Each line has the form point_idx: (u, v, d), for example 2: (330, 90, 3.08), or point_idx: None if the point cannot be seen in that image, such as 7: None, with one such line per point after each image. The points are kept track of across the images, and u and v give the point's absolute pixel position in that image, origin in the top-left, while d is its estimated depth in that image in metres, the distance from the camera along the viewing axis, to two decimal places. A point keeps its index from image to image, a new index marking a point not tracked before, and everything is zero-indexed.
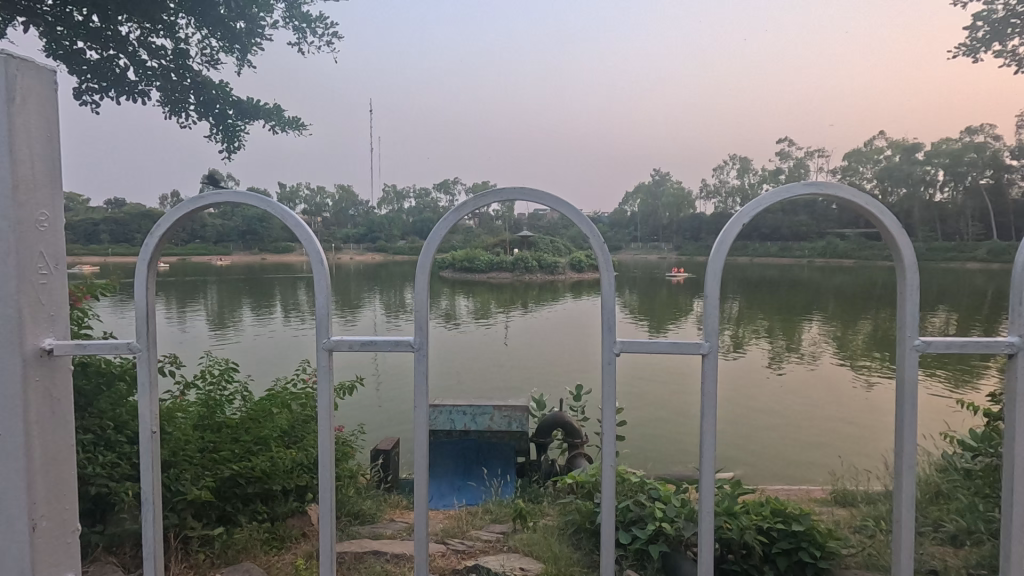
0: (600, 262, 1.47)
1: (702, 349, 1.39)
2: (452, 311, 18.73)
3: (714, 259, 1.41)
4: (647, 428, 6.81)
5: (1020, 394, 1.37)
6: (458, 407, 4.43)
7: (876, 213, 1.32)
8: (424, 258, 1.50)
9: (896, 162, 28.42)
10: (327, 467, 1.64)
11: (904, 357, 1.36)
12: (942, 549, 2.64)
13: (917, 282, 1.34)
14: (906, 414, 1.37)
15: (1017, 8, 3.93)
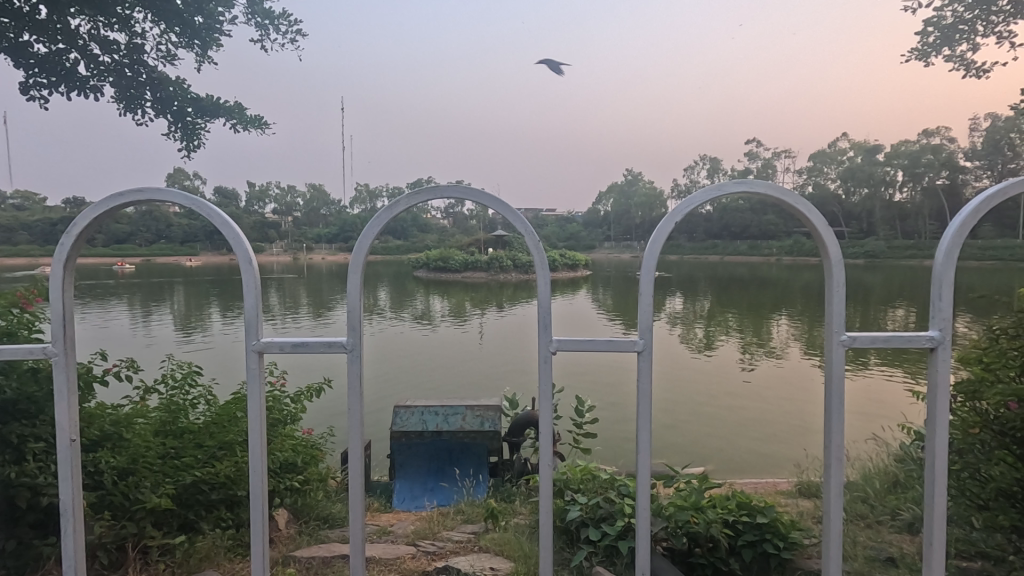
0: (535, 259, 1.51)
1: (636, 347, 1.39)
2: (426, 311, 18.52)
3: (647, 256, 1.44)
4: (619, 426, 6.86)
5: (939, 386, 1.42)
6: (430, 408, 4.39)
7: (804, 211, 1.36)
8: (356, 257, 1.51)
9: (859, 163, 29.29)
10: (258, 474, 1.61)
11: (832, 353, 1.40)
12: (899, 537, 2.76)
13: (844, 277, 1.38)
14: (834, 408, 1.41)
15: (965, 15, 4.08)
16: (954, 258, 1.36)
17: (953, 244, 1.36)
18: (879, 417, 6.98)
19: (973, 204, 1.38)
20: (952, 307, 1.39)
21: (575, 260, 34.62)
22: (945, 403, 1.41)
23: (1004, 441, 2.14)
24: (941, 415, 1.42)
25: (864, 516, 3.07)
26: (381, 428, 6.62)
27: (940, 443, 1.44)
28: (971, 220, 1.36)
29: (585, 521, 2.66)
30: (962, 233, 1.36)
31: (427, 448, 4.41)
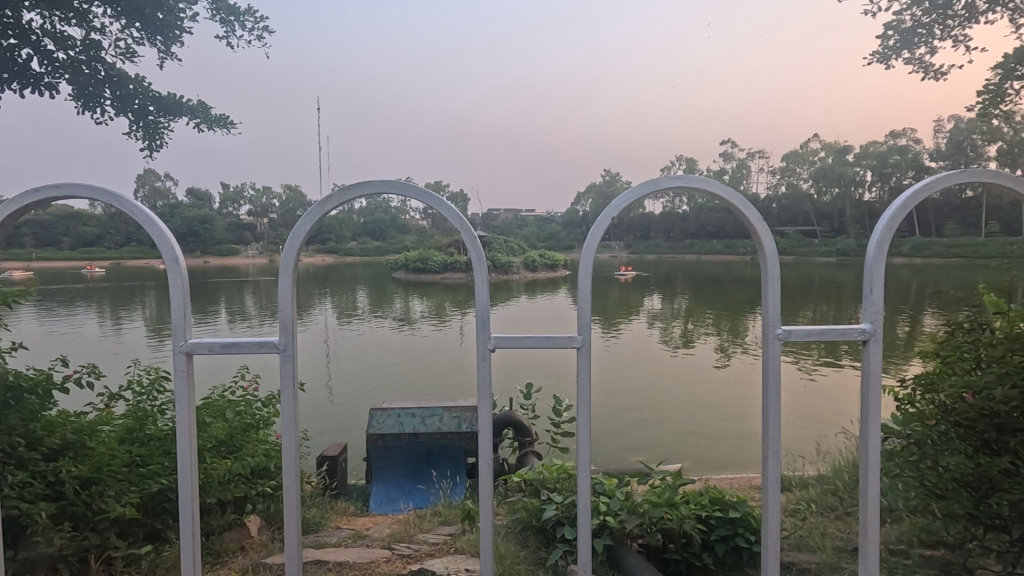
0: (473, 259, 1.53)
1: (575, 343, 1.36)
2: (406, 313, 18.37)
3: (584, 255, 1.50)
4: (597, 425, 6.90)
5: (872, 378, 1.45)
6: (407, 410, 4.36)
7: (739, 206, 1.39)
8: (286, 257, 1.53)
9: (830, 163, 29.94)
10: (186, 477, 1.61)
11: (769, 346, 1.42)
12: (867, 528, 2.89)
13: (778, 271, 1.40)
14: (771, 402, 1.43)
15: (923, 18, 4.20)
16: (884, 252, 1.40)
17: (883, 238, 1.39)
18: (852, 411, 7.13)
19: (901, 200, 1.43)
20: (882, 301, 1.41)
21: (554, 260, 34.76)
22: (878, 395, 1.44)
23: (962, 433, 2.21)
24: (875, 405, 1.45)
25: (834, 508, 3.18)
26: (356, 433, 6.55)
27: (875, 433, 1.47)
28: (900, 215, 1.39)
29: (560, 520, 2.66)
30: (891, 229, 1.39)
31: (403, 450, 4.35)
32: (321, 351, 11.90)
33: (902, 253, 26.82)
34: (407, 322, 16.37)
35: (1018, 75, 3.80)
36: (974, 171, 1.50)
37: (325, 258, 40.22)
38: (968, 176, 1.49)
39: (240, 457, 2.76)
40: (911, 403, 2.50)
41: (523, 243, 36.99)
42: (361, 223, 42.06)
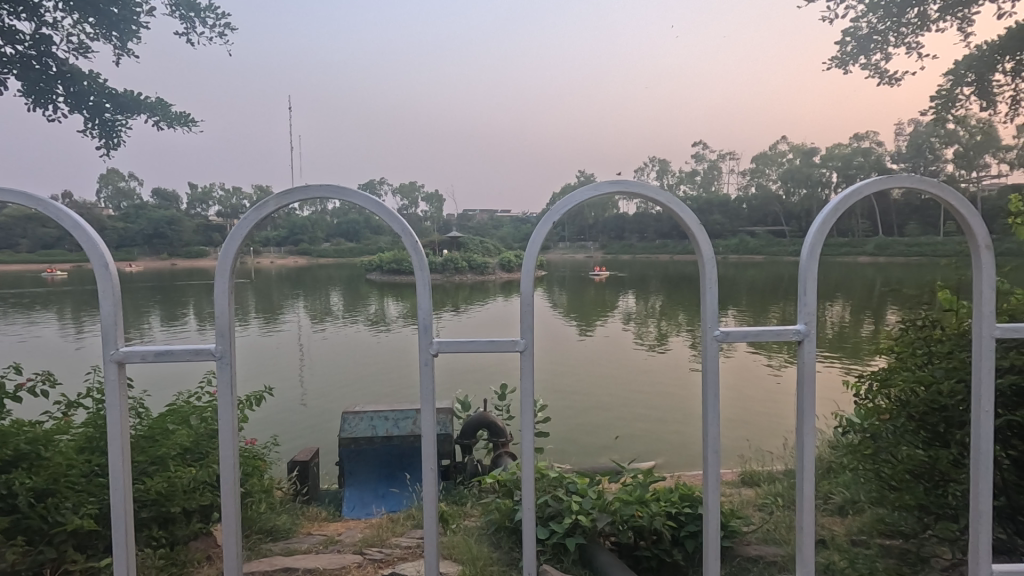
0: (415, 261, 1.51)
1: (518, 347, 1.35)
2: (380, 314, 18.21)
3: (526, 258, 1.49)
4: (571, 425, 6.95)
5: (806, 378, 1.47)
6: (379, 413, 4.32)
7: (676, 211, 1.42)
8: (222, 263, 1.50)
9: (798, 165, 30.71)
10: (120, 488, 1.57)
11: (707, 347, 1.44)
12: (831, 519, 3.13)
13: (716, 274, 1.42)
14: (710, 404, 1.45)
15: (878, 26, 4.34)
16: (816, 255, 1.43)
17: (816, 241, 1.41)
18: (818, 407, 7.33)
19: (833, 204, 1.46)
20: (815, 301, 1.44)
21: None
22: (812, 393, 1.46)
23: (916, 426, 2.29)
24: (809, 404, 1.48)
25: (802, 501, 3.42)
26: (326, 438, 6.45)
27: (809, 430, 1.50)
28: (831, 219, 1.42)
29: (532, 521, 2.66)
30: (821, 232, 1.42)
31: (375, 454, 4.24)
32: (293, 355, 11.70)
33: (867, 252, 27.62)
34: (381, 323, 16.22)
35: (968, 81, 3.95)
36: (906, 176, 1.50)
37: (298, 259, 39.61)
38: (897, 182, 1.46)
39: (206, 465, 2.65)
40: (867, 398, 2.59)
41: (498, 243, 37.09)
42: (334, 223, 41.49)
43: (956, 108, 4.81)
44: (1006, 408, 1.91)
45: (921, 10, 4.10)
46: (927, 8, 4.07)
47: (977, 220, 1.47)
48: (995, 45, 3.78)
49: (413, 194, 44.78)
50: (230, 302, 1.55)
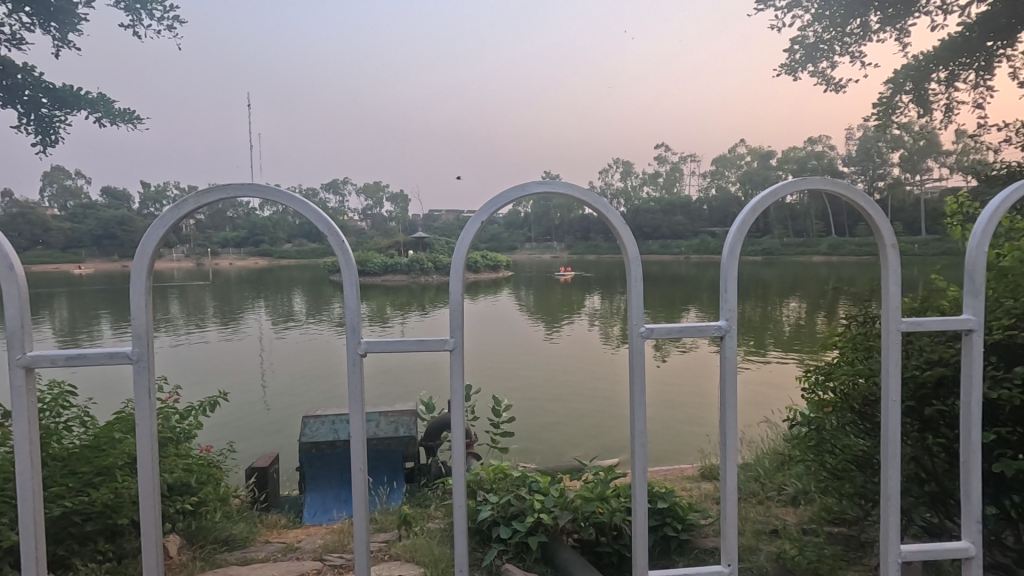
0: (339, 257, 1.38)
1: (447, 345, 1.35)
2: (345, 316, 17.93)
3: (455, 258, 1.44)
4: (537, 424, 7.00)
5: (729, 374, 1.47)
6: (341, 416, 4.26)
7: (602, 210, 1.44)
8: (137, 264, 1.44)
9: (755, 168, 31.68)
10: (30, 499, 1.49)
11: (633, 343, 1.44)
12: (785, 509, 3.30)
13: (641, 272, 1.44)
14: (636, 399, 1.46)
15: (823, 35, 4.52)
16: (738, 252, 1.43)
17: (735, 241, 1.42)
18: (775, 402, 7.58)
19: (752, 204, 1.48)
20: (736, 299, 1.43)
21: (497, 261, 35.10)
22: (735, 389, 1.45)
23: (855, 419, 2.40)
24: (731, 401, 1.46)
25: (757, 493, 3.58)
26: (286, 444, 6.30)
27: (731, 426, 1.49)
28: (750, 219, 1.44)
29: (496, 520, 2.68)
30: (742, 231, 1.44)
31: (336, 458, 4.16)
32: (254, 360, 11.33)
33: (821, 252, 28.63)
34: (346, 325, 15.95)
35: (906, 89, 4.16)
36: (823, 177, 1.54)
37: (259, 260, 38.54)
38: (810, 184, 1.48)
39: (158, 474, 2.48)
40: (812, 392, 2.71)
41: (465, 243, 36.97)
42: (297, 224, 40.59)
43: (897, 115, 5.05)
44: (936, 397, 2.00)
45: (862, 20, 4.28)
46: (868, 18, 4.26)
47: (883, 221, 1.47)
48: (930, 55, 3.99)
49: (378, 194, 44.14)
50: (148, 303, 1.50)
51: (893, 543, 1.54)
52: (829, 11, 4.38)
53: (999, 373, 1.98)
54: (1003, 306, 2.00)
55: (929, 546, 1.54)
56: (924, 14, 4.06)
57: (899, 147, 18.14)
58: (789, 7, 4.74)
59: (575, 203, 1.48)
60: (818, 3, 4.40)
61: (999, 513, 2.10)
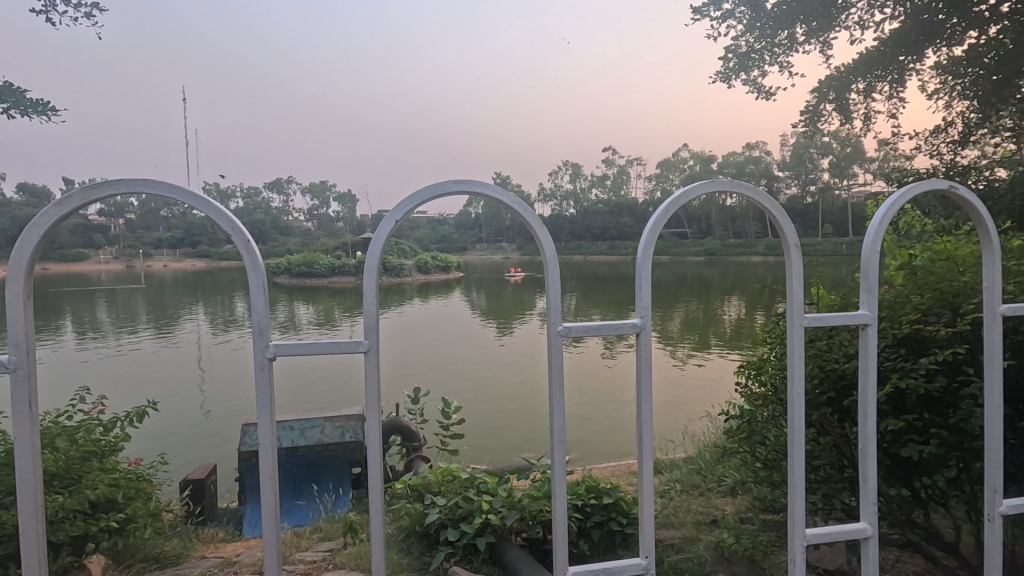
0: (245, 258, 1.31)
1: (361, 348, 1.32)
2: (290, 320, 17.37)
3: (368, 258, 1.38)
4: (487, 425, 7.01)
5: (646, 371, 1.49)
6: (284, 422, 3.90)
7: (519, 210, 1.44)
8: (16, 262, 1.33)
9: (698, 171, 32.85)
10: None
11: (551, 342, 1.45)
12: (725, 500, 3.46)
13: (559, 272, 1.45)
14: (555, 396, 1.47)
15: (754, 45, 4.72)
16: (652, 251, 1.46)
17: (650, 239, 1.45)
18: (715, 397, 7.89)
19: (666, 205, 1.52)
20: (651, 298, 1.46)
21: (447, 262, 34.95)
22: (651, 385, 1.48)
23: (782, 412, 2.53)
24: (648, 396, 1.49)
25: (698, 485, 3.72)
26: (225, 454, 6.02)
27: (648, 421, 1.51)
28: (663, 220, 1.48)
29: (444, 522, 2.65)
30: (656, 230, 1.47)
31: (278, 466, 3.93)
32: (193, 366, 10.81)
33: (758, 252, 30.03)
34: (292, 329, 15.46)
35: (829, 98, 4.44)
36: (732, 181, 1.59)
37: (197, 262, 36.78)
38: (721, 185, 1.54)
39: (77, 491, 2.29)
40: (745, 385, 2.83)
41: (416, 242, 36.52)
42: None
43: (822, 123, 5.35)
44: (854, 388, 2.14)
45: (789, 33, 4.51)
46: (795, 31, 4.48)
47: (788, 223, 1.55)
48: (850, 67, 4.25)
49: (324, 193, 42.95)
50: (29, 308, 1.39)
51: (798, 527, 1.60)
52: (760, 22, 4.59)
53: (904, 363, 2.14)
54: (910, 302, 2.17)
55: (832, 529, 1.61)
56: (844, 29, 4.31)
57: (828, 153, 19.14)
58: (722, 17, 4.94)
59: (494, 204, 1.47)
60: (750, 14, 4.60)
61: (910, 494, 2.26)
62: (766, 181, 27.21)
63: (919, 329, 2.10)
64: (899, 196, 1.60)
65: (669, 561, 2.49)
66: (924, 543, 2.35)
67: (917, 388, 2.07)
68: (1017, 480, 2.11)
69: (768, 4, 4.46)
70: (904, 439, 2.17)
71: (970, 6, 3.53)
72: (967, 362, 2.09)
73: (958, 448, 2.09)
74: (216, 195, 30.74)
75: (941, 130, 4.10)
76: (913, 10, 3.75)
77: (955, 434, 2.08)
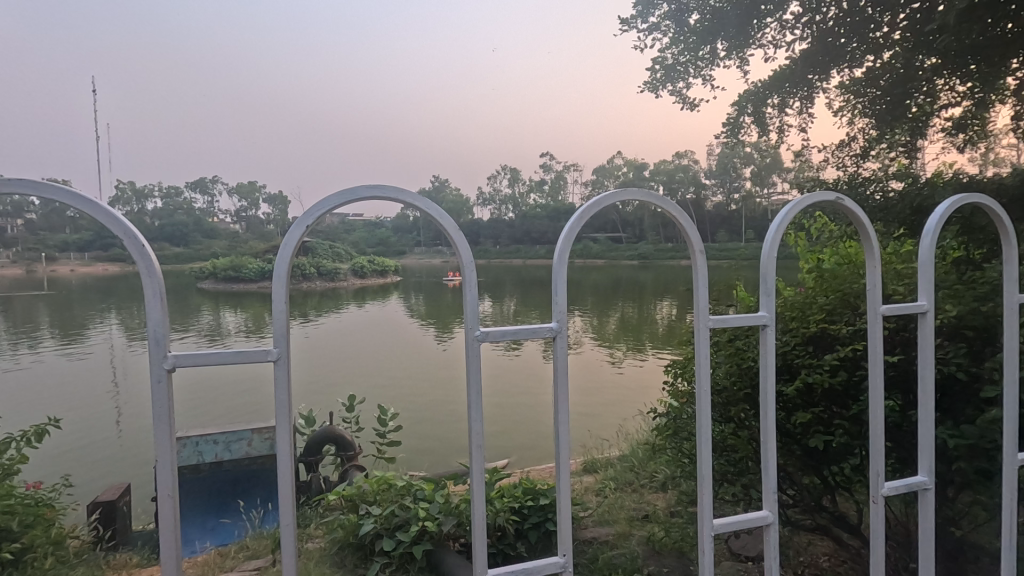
0: (139, 265, 1.24)
1: (270, 356, 1.28)
2: (216, 327, 16.40)
3: (277, 264, 1.32)
4: (424, 431, 6.92)
5: (560, 375, 1.52)
6: (207, 436, 3.65)
7: (436, 217, 1.45)
8: None
9: (632, 178, 33.92)
10: None
11: (469, 347, 1.46)
12: (656, 496, 3.59)
13: (476, 278, 1.47)
14: (472, 401, 1.47)
15: (679, 58, 4.94)
16: (567, 256, 1.50)
17: (565, 246, 1.50)
18: (649, 396, 8.15)
19: (580, 213, 1.57)
20: (566, 302, 1.50)
21: (384, 266, 34.26)
22: (566, 386, 1.52)
23: None
24: (564, 399, 1.53)
25: (632, 482, 3.84)
26: (141, 473, 5.60)
27: (565, 422, 1.55)
28: (578, 226, 1.53)
29: (379, 532, 2.60)
30: (571, 237, 1.52)
31: (201, 483, 3.66)
32: (103, 378, 9.99)
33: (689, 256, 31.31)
34: (218, 336, 14.60)
35: (748, 111, 4.73)
36: (640, 191, 1.65)
37: (109, 266, 34.03)
38: (632, 195, 1.62)
39: None
40: (671, 384, 2.96)
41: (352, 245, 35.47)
42: None
43: (742, 135, 5.67)
44: None
45: (710, 48, 4.75)
46: (716, 47, 4.73)
47: (692, 229, 1.64)
48: (765, 83, 4.55)
49: (253, 194, 40.85)
50: None
51: (707, 518, 1.68)
52: (683, 37, 4.81)
53: (811, 359, 2.31)
54: (816, 303, 2.36)
55: (738, 519, 1.70)
56: (760, 47, 4.60)
57: (750, 163, 20.07)
58: (649, 30, 5.14)
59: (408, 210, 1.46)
60: (675, 28, 4.81)
61: (820, 481, 2.44)
62: (693, 189, 28.36)
63: (824, 328, 2.27)
64: (794, 206, 1.72)
65: (603, 558, 2.56)
66: (831, 526, 2.55)
67: (822, 383, 2.24)
68: (907, 464, 2.32)
69: (691, 20, 4.68)
70: (813, 431, 2.33)
71: (867, 32, 3.85)
72: (864, 357, 2.29)
73: (857, 437, 2.27)
74: (130, 195, 28.51)
75: (845, 145, 4.43)
76: (819, 33, 4.06)
77: (854, 425, 2.28)
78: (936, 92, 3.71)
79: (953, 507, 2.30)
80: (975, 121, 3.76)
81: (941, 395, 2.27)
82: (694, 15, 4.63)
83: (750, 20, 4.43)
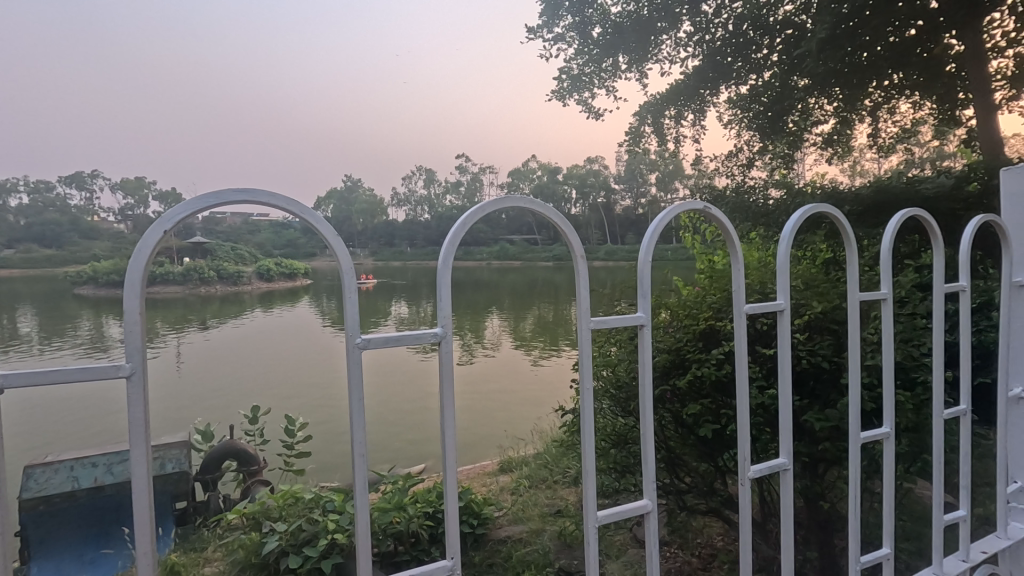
0: None
1: (122, 372, 1.18)
2: (99, 337, 14.79)
3: (131, 273, 1.21)
4: (336, 440, 6.64)
5: (446, 378, 1.53)
6: (84, 459, 3.30)
7: (316, 223, 1.41)
8: None
9: (546, 181, 34.59)
10: None
11: (350, 356, 1.42)
12: (569, 490, 3.69)
13: (356, 283, 1.44)
14: (356, 409, 1.44)
15: (583, 69, 5.13)
16: (452, 262, 1.52)
17: (449, 250, 1.51)
18: (562, 394, 8.37)
19: (465, 217, 1.59)
20: (451, 306, 1.50)
21: (293, 268, 32.58)
22: (453, 390, 1.53)
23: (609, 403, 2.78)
24: (451, 403, 1.53)
25: (547, 478, 3.92)
26: None
27: (452, 426, 1.56)
28: (461, 232, 1.55)
29: (284, 550, 2.47)
30: (455, 242, 1.54)
31: (79, 512, 3.24)
32: None
33: None
34: (101, 348, 13.19)
35: (648, 122, 5.01)
36: (521, 197, 1.69)
37: None
38: (518, 201, 1.67)
39: None
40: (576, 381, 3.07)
41: None
42: None
43: (644, 144, 5.98)
44: None
45: (613, 61, 4.99)
46: (618, 60, 4.97)
47: (573, 234, 1.71)
48: (663, 96, 4.82)
49: None
50: None
51: (593, 511, 1.75)
52: (588, 49, 5.00)
53: (700, 354, 2.48)
54: (706, 302, 2.55)
55: (620, 509, 1.77)
56: (657, 61, 4.88)
57: (655, 170, 21.02)
58: (555, 40, 5.29)
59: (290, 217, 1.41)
60: (580, 40, 4.98)
61: (713, 467, 2.63)
62: (604, 193, 29.39)
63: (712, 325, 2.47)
64: (669, 211, 1.84)
65: (515, 556, 2.60)
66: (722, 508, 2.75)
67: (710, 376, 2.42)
68: None
69: (594, 33, 4.87)
70: (703, 421, 2.51)
71: (750, 53, 4.21)
72: None
73: None
74: None
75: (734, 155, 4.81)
76: (709, 52, 4.35)
77: None
78: (809, 110, 4.13)
79: (821, 483, 2.57)
80: (839, 139, 4.23)
81: (813, 384, 2.51)
82: (597, 28, 4.83)
83: (648, 37, 4.68)
